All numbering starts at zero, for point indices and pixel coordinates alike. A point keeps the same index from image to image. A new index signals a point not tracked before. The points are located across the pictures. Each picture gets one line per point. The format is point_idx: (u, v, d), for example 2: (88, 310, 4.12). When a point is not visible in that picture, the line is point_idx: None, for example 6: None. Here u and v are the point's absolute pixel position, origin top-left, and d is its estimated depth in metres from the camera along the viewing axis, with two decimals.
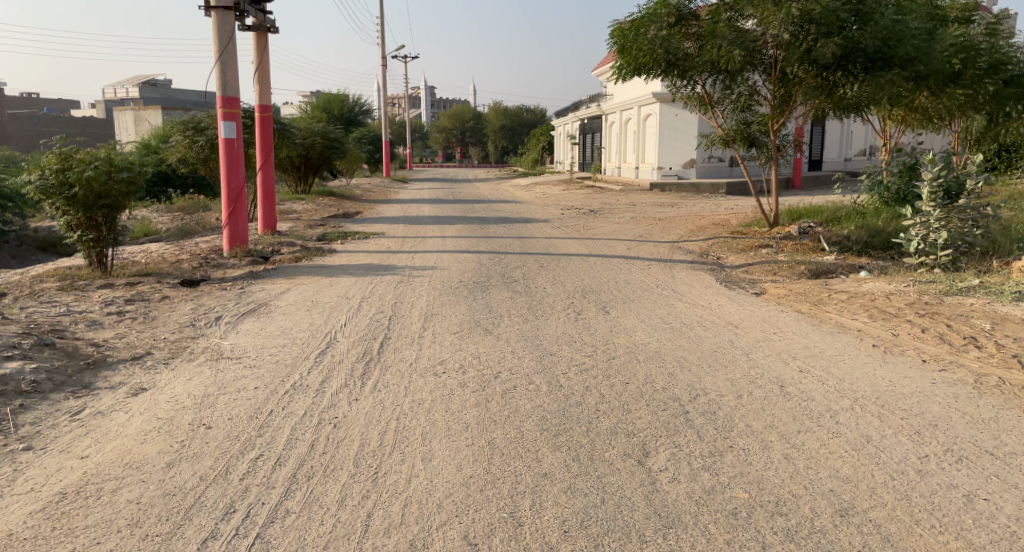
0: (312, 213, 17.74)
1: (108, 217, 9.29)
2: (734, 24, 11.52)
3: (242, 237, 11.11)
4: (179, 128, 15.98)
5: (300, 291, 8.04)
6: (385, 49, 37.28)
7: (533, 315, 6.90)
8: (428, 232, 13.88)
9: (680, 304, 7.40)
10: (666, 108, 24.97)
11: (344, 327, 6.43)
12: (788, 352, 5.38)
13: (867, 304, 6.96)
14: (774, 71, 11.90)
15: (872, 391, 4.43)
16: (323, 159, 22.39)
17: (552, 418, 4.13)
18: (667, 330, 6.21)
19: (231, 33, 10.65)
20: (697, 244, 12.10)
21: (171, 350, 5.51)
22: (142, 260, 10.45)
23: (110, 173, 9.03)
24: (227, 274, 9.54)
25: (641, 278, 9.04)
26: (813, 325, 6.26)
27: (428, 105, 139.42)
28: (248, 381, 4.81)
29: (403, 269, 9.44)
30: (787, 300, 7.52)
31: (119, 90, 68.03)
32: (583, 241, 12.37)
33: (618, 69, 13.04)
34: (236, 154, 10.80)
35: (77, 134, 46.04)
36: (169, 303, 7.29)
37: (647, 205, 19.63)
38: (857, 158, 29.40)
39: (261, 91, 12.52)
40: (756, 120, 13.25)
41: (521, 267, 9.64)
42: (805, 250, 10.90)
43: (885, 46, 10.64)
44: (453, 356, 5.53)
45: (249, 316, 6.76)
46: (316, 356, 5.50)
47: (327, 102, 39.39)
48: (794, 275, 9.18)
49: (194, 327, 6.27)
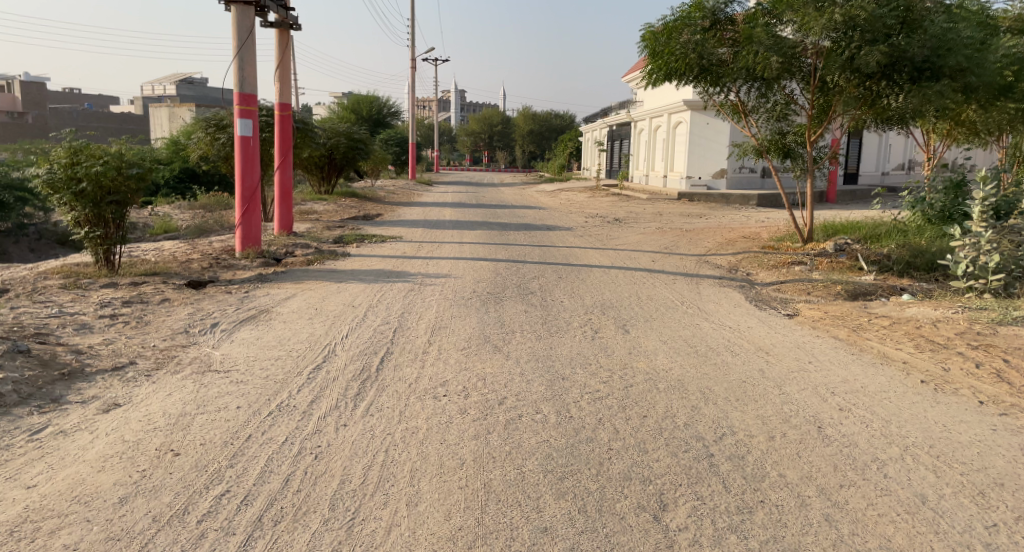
0: (332, 214, 17.49)
1: (117, 214, 9.03)
2: (772, 30, 10.96)
3: (254, 237, 10.80)
4: (202, 126, 15.83)
5: (305, 297, 7.67)
6: (415, 51, 37.14)
7: (547, 333, 6.45)
8: (446, 237, 13.51)
9: (705, 325, 6.89)
10: (697, 116, 24.37)
11: (345, 339, 6.03)
12: (825, 386, 4.85)
13: (912, 333, 6.39)
14: (813, 79, 11.32)
15: (924, 437, 3.89)
16: (346, 160, 22.19)
17: (558, 457, 3.68)
18: (691, 355, 5.71)
19: (251, 28, 10.37)
20: (725, 258, 11.54)
21: (157, 360, 5.16)
22: (151, 259, 10.19)
23: (120, 168, 8.81)
24: (235, 276, 9.24)
25: (665, 294, 8.54)
26: (853, 355, 5.71)
27: (457, 109, 139.96)
28: (231, 398, 4.44)
29: (415, 277, 9.04)
30: (823, 325, 6.95)
31: (155, 88, 69.04)
32: (606, 251, 11.89)
33: (649, 75, 12.56)
34: (252, 152, 10.51)
35: (113, 130, 46.72)
36: (168, 307, 6.95)
37: (674, 215, 19.07)
38: (894, 172, 28.56)
39: (282, 90, 12.25)
40: (791, 131, 12.65)
41: (538, 278, 9.19)
42: (842, 269, 10.29)
43: (934, 56, 10.05)
44: (457, 377, 5.10)
45: (248, 324, 6.41)
46: (310, 373, 5.10)
47: (357, 102, 40.14)
48: (830, 296, 8.61)
49: (187, 334, 5.92)
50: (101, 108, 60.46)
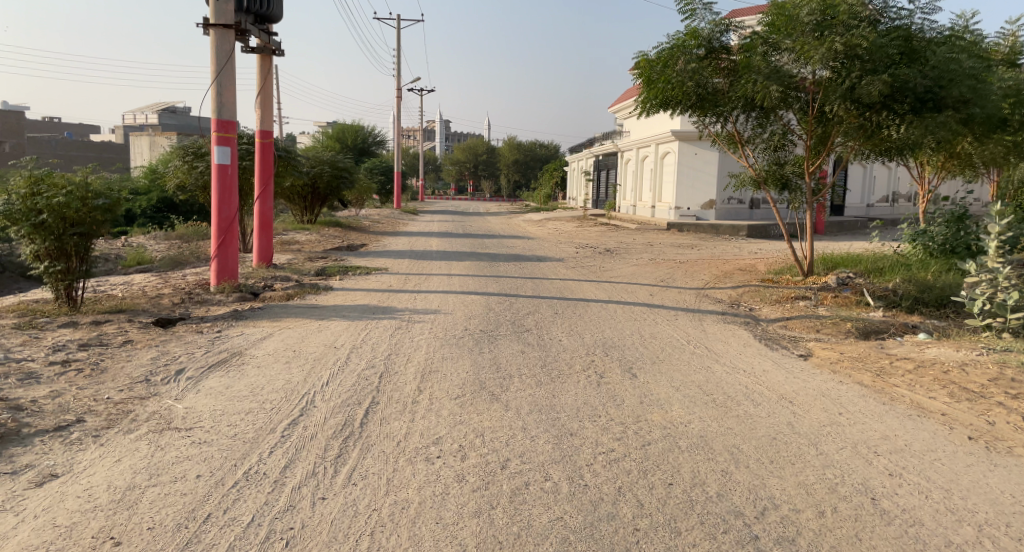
0: (313, 245, 16.89)
1: (80, 247, 8.40)
2: (771, 59, 10.65)
3: (231, 270, 10.17)
4: (179, 153, 15.26)
5: (282, 337, 7.07)
6: (400, 81, 36.94)
7: (548, 377, 5.88)
8: (433, 268, 12.97)
9: (718, 368, 6.37)
10: (686, 146, 24.16)
11: (326, 387, 5.43)
12: (864, 444, 4.34)
13: (942, 379, 5.91)
14: (812, 109, 11.01)
15: (997, 513, 3.38)
16: (330, 189, 21.65)
17: (576, 542, 3.11)
18: (709, 404, 5.17)
19: (231, 52, 9.86)
20: (726, 292, 11.11)
21: (109, 417, 4.54)
22: (118, 294, 9.54)
23: (85, 199, 8.20)
24: (208, 312, 8.62)
25: (668, 332, 8.04)
26: (886, 405, 5.21)
27: (442, 139, 140.68)
28: (192, 464, 3.84)
29: (402, 313, 8.45)
30: (843, 368, 6.46)
31: (137, 116, 68.19)
32: (601, 284, 11.41)
33: (643, 103, 12.22)
34: (229, 181, 9.93)
35: (94, 160, 45.90)
36: (129, 350, 6.33)
37: (666, 246, 18.70)
38: (879, 205, 28.57)
39: (263, 117, 11.74)
40: (789, 161, 12.32)
41: (533, 313, 8.65)
42: (848, 304, 9.90)
43: (936, 87, 9.79)
44: (452, 432, 4.53)
45: (217, 370, 5.80)
46: (285, 430, 4.49)
47: (341, 131, 39.90)
48: (841, 334, 8.16)
49: (147, 384, 5.30)
50: (80, 137, 59.75)
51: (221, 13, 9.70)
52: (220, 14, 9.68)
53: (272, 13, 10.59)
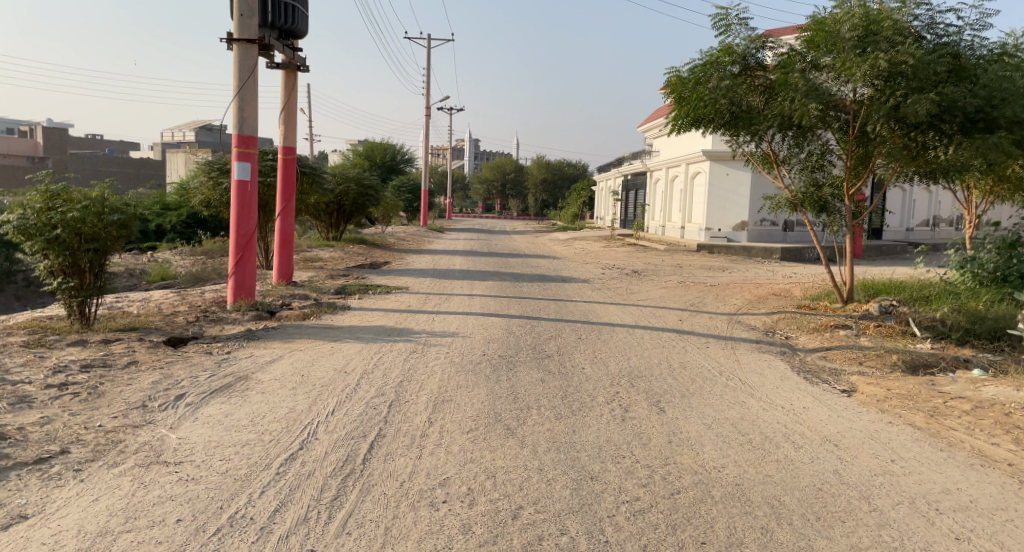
0: (337, 262, 16.72)
1: (95, 264, 8.22)
2: (810, 76, 10.17)
3: (248, 288, 9.92)
4: (204, 169, 15.23)
5: (292, 360, 6.78)
6: (430, 99, 37.07)
7: (569, 410, 5.47)
8: (456, 288, 12.67)
9: (753, 404, 5.89)
10: (717, 167, 23.64)
11: (332, 417, 5.09)
12: (923, 499, 3.88)
13: (1004, 424, 5.43)
14: (852, 129, 10.52)
15: None
16: (355, 206, 21.56)
17: None
18: (744, 446, 4.71)
19: (254, 67, 9.70)
20: (759, 318, 10.60)
21: (97, 448, 4.26)
22: (133, 312, 9.37)
23: (101, 215, 8.04)
24: (222, 331, 8.39)
25: (699, 361, 7.58)
26: (944, 453, 4.74)
27: (470, 157, 141.66)
28: (173, 507, 3.56)
29: (419, 335, 8.13)
30: (892, 408, 5.97)
31: (174, 134, 69.61)
32: (628, 308, 10.98)
33: (674, 121, 11.83)
34: (249, 198, 9.71)
35: (130, 176, 46.74)
36: (132, 372, 6.07)
37: (695, 268, 18.17)
38: (918, 229, 27.68)
39: (287, 133, 11.58)
40: (827, 183, 11.79)
41: (555, 338, 8.26)
42: (893, 334, 9.33)
43: (988, 106, 9.24)
44: (461, 473, 4.15)
45: (219, 395, 5.51)
46: (280, 466, 4.15)
47: (369, 150, 40.20)
48: (886, 367, 7.64)
49: (143, 410, 5.02)
50: (118, 153, 61.15)
51: (245, 28, 9.56)
52: (244, 29, 9.54)
53: (297, 29, 10.46)
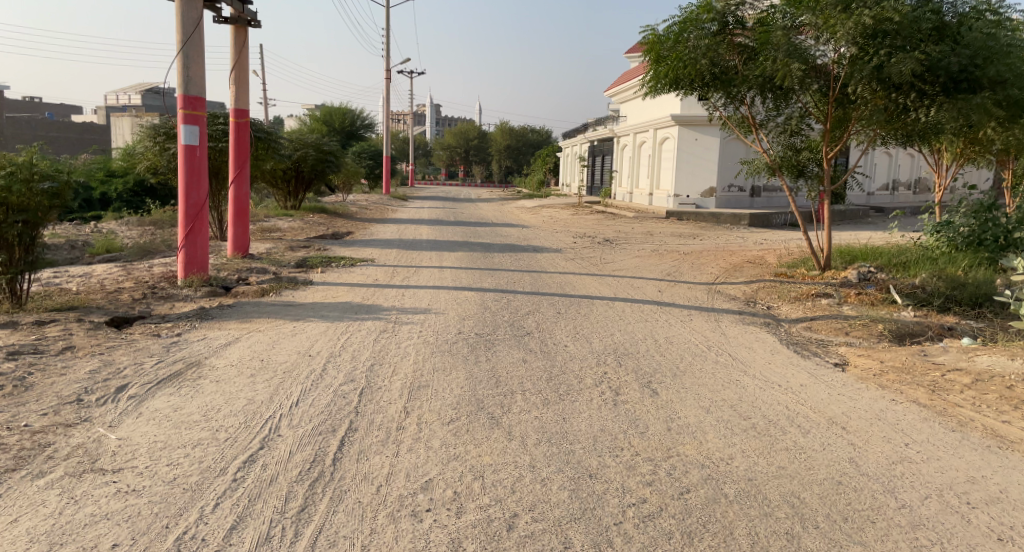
0: (297, 233, 15.93)
1: (25, 237, 7.41)
2: (792, 35, 9.73)
3: (199, 262, 9.18)
4: (150, 133, 14.22)
5: (250, 343, 6.19)
6: (390, 62, 35.79)
7: (556, 394, 5.04)
8: (424, 259, 12.08)
9: (749, 383, 5.54)
10: (686, 132, 23.24)
11: (297, 408, 4.58)
12: (951, 491, 3.56)
13: (1010, 398, 5.18)
14: (832, 91, 10.14)
15: None
16: (314, 174, 20.61)
17: None
18: (750, 433, 4.36)
19: (198, 20, 8.83)
20: (738, 288, 10.30)
21: (20, 454, 3.69)
22: (73, 289, 8.60)
23: (29, 182, 7.21)
24: (172, 310, 7.72)
25: (685, 335, 7.21)
26: (958, 434, 4.45)
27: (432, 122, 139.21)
28: (108, 527, 3.05)
29: (388, 312, 7.59)
30: (892, 383, 5.69)
31: (120, 97, 66.29)
32: (605, 279, 10.58)
33: (651, 82, 11.33)
34: (198, 164, 8.92)
35: (74, 141, 44.32)
36: (66, 359, 5.42)
37: (666, 236, 17.86)
38: (879, 192, 27.90)
39: (238, 94, 10.75)
40: (805, 147, 11.45)
41: (533, 313, 7.80)
42: (874, 302, 9.12)
43: (972, 66, 8.91)
44: (444, 473, 3.69)
45: (168, 386, 4.93)
46: (237, 471, 3.64)
47: (328, 114, 38.75)
48: (873, 338, 7.38)
49: (78, 406, 4.43)
50: (61, 117, 58.16)
51: None
52: None
53: None
